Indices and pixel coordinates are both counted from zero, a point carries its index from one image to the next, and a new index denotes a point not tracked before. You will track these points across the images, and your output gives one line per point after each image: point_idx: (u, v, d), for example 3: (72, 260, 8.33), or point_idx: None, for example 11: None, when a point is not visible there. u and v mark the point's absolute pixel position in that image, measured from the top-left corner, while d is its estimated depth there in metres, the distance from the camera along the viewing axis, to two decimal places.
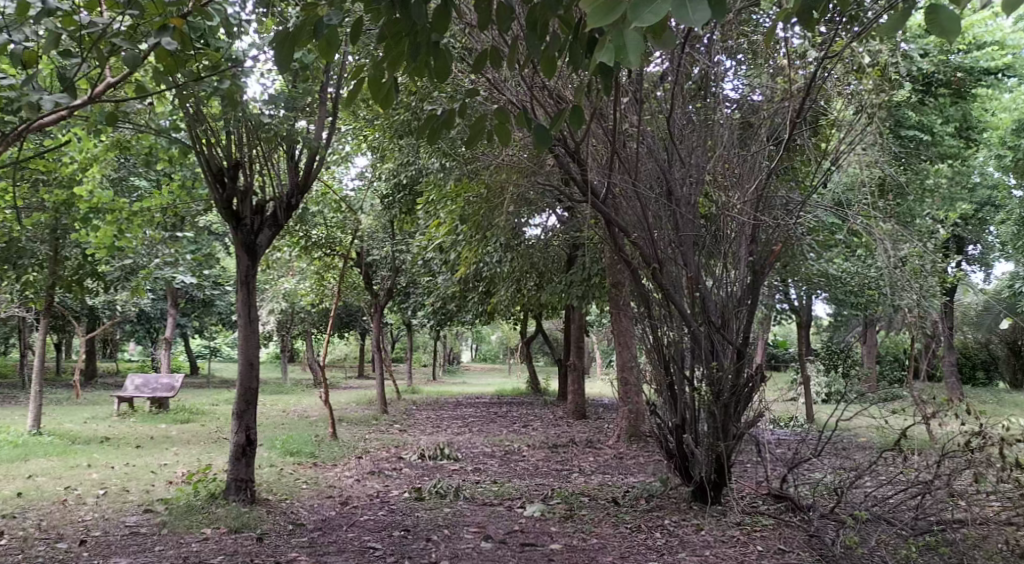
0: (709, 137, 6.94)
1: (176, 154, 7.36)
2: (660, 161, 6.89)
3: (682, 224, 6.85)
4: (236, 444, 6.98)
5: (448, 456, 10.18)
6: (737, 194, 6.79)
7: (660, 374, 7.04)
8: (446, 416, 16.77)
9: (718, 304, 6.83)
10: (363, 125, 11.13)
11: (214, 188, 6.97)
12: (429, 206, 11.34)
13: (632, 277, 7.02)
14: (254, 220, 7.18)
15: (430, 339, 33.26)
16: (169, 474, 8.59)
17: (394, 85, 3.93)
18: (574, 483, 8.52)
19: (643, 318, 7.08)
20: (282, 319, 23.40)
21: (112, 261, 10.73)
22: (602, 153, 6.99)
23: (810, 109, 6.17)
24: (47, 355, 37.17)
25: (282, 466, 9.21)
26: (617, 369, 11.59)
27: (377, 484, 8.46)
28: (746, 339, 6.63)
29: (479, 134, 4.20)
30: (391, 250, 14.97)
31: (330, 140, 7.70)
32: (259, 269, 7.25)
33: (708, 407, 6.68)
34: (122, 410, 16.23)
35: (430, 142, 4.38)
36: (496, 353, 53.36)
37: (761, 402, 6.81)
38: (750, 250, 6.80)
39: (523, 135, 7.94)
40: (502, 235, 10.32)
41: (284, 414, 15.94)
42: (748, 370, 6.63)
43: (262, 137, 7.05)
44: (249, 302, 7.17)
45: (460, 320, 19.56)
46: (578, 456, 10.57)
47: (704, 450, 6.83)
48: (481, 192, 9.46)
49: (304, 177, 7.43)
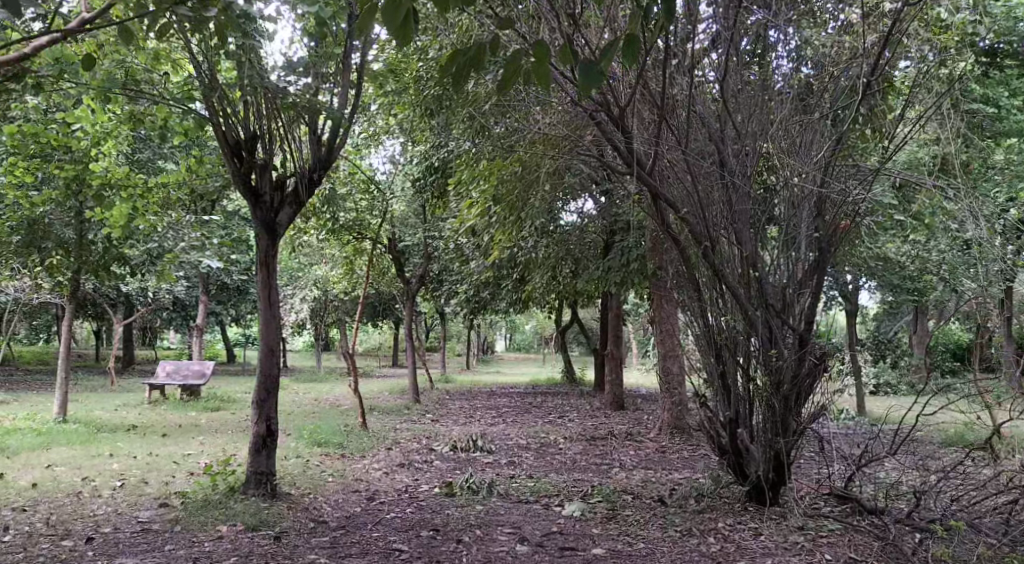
0: (765, 106, 6.35)
1: (193, 126, 6.93)
2: (712, 130, 6.33)
3: (737, 199, 6.26)
4: (256, 435, 6.56)
5: (481, 448, 9.69)
6: (799, 164, 6.17)
7: (711, 363, 6.48)
8: (481, 406, 16.33)
9: (777, 286, 6.23)
10: (392, 102, 10.68)
11: (231, 163, 6.52)
12: (460, 187, 10.85)
13: (681, 257, 6.46)
14: (275, 196, 6.73)
15: (464, 329, 32.87)
16: (190, 466, 8.21)
17: (412, 12, 3.53)
18: (616, 479, 7.98)
19: (693, 303, 6.51)
20: (315, 306, 23.17)
21: (136, 245, 10.43)
22: (648, 121, 6.41)
23: (885, 67, 5.58)
24: (86, 341, 37.62)
25: (309, 458, 8.83)
26: (658, 358, 11.02)
27: (406, 478, 8.00)
28: (808, 325, 6.03)
29: (513, 74, 3.75)
30: (423, 236, 14.51)
31: (354, 113, 7.23)
32: (280, 248, 6.80)
33: (766, 400, 6.09)
34: (153, 396, 16.03)
35: (459, 87, 3.99)
36: (530, 343, 52.89)
37: (824, 394, 6.21)
38: (814, 228, 6.20)
39: (560, 106, 7.39)
40: (538, 215, 9.80)
41: (315, 404, 15.62)
42: (811, 360, 6.03)
43: (282, 108, 6.61)
44: (270, 283, 6.73)
45: (495, 308, 19.10)
46: (618, 449, 10.03)
47: (760, 446, 6.27)
48: (516, 170, 8.93)
49: (328, 152, 6.98)
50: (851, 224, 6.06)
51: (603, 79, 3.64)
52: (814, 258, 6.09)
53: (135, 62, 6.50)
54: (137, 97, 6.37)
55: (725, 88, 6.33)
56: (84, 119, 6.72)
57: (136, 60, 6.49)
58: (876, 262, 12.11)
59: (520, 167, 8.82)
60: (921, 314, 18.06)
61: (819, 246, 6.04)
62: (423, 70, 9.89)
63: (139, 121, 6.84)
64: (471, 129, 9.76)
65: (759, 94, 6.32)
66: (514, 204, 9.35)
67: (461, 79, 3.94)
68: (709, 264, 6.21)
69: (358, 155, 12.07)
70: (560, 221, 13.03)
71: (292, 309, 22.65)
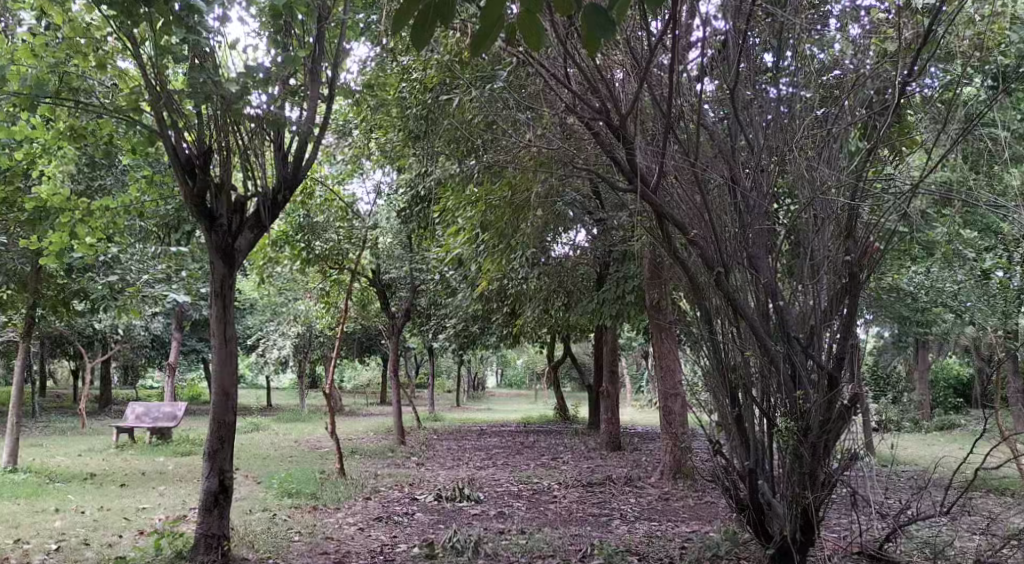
0: (785, 120, 5.68)
1: (141, 142, 6.20)
2: (722, 144, 5.66)
3: (751, 219, 5.58)
4: (207, 491, 5.78)
5: (468, 497, 8.83)
6: (822, 182, 5.51)
7: (726, 406, 5.73)
8: (469, 447, 15.52)
9: (800, 315, 5.48)
10: (373, 123, 10.03)
11: (183, 181, 5.77)
12: (445, 214, 10.17)
13: (692, 286, 5.74)
14: (233, 219, 5.96)
15: (455, 365, 31.98)
16: (141, 525, 7.35)
17: None
18: (617, 535, 7.20)
19: (705, 339, 5.77)
20: (297, 341, 22.27)
21: (94, 278, 9.66)
22: (653, 135, 5.75)
23: (924, 62, 4.96)
24: (61, 379, 36.42)
25: (276, 511, 8.01)
26: (658, 396, 10.28)
27: (383, 535, 7.19)
28: (839, 363, 5.27)
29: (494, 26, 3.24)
30: (410, 268, 13.81)
31: (326, 129, 6.53)
32: (239, 277, 6.04)
33: (792, 449, 5.29)
34: (121, 440, 15.06)
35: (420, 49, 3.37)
36: (522, 380, 51.98)
37: (855, 440, 5.41)
38: (842, 250, 5.47)
39: (552, 118, 6.73)
40: (529, 243, 9.07)
41: (294, 447, 14.73)
42: (843, 403, 5.23)
43: (243, 122, 5.90)
44: (225, 317, 5.96)
45: (484, 342, 18.32)
46: (617, 497, 9.25)
47: (784, 501, 5.46)
48: (505, 194, 8.26)
49: (295, 172, 6.25)
50: (887, 248, 5.31)
51: (609, 30, 3.32)
52: (844, 287, 5.34)
53: (74, 69, 5.82)
54: (73, 107, 5.67)
55: (738, 100, 5.67)
56: (19, 134, 6.00)
57: (73, 66, 5.79)
58: (885, 295, 11.54)
59: (509, 191, 8.14)
60: (923, 347, 17.55)
61: (850, 272, 5.26)
62: (405, 90, 9.28)
63: (80, 137, 6.12)
64: (458, 152, 9.12)
65: (773, 110, 5.64)
66: (503, 232, 8.69)
67: (423, 39, 3.30)
68: (722, 292, 5.49)
69: (338, 181, 11.38)
70: (554, 252, 12.26)
71: (274, 346, 21.84)
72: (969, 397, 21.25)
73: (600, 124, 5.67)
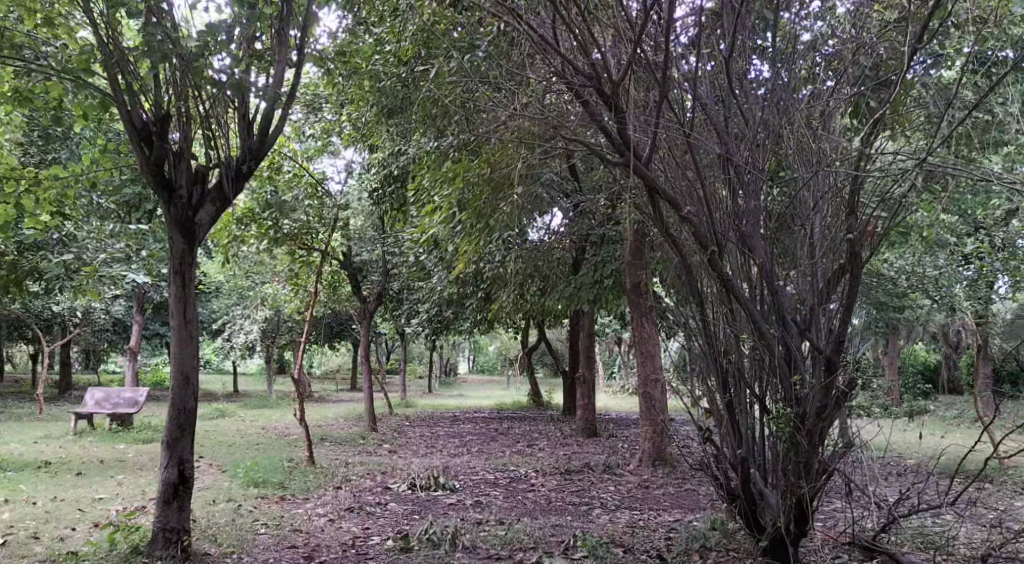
0: (784, 90, 5.38)
1: (93, 107, 5.76)
2: (715, 117, 5.37)
3: (745, 195, 5.29)
4: (165, 482, 5.41)
5: (444, 486, 8.53)
6: (819, 158, 5.25)
7: (717, 392, 5.45)
8: (442, 433, 15.21)
9: (796, 297, 5.21)
10: (344, 98, 9.60)
11: (138, 149, 5.35)
12: (419, 193, 9.79)
13: (683, 265, 5.44)
14: (192, 191, 5.56)
15: (427, 351, 31.60)
16: (96, 517, 6.93)
17: None
18: (599, 525, 6.95)
19: (697, 321, 5.49)
20: (265, 326, 21.73)
21: (49, 256, 9.15)
22: (644, 105, 5.44)
23: (933, 28, 4.70)
24: (19, 363, 35.44)
25: (242, 502, 7.64)
26: (639, 382, 10.02)
27: (354, 526, 6.85)
28: (837, 347, 5.01)
29: None
30: (382, 250, 13.42)
31: (295, 97, 6.16)
32: (199, 253, 5.63)
33: (788, 437, 5.02)
34: (80, 426, 14.51)
35: None
36: (494, 366, 51.71)
37: (852, 428, 5.15)
38: (841, 228, 5.19)
39: (534, 89, 6.40)
40: (507, 222, 8.75)
41: (261, 434, 14.30)
42: (841, 389, 4.97)
43: (205, 85, 5.50)
44: (184, 296, 5.55)
45: (457, 327, 17.98)
46: (596, 485, 9.00)
47: (777, 491, 5.19)
48: (483, 171, 7.92)
49: (261, 141, 5.87)
50: (889, 226, 5.04)
51: None
52: (844, 267, 5.07)
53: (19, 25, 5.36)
54: (19, 65, 5.24)
55: (732, 71, 5.38)
56: None
57: (20, 22, 5.35)
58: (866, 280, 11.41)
59: (488, 167, 7.80)
60: (895, 334, 17.62)
61: (850, 251, 4.98)
62: (379, 62, 8.86)
63: (26, 100, 5.66)
64: (433, 129, 8.75)
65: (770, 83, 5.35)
66: (481, 211, 8.35)
67: None
68: (715, 272, 5.20)
69: (307, 158, 10.93)
70: (529, 237, 12.17)
71: (241, 330, 21.31)
72: (936, 382, 21.50)
73: (588, 93, 5.36)
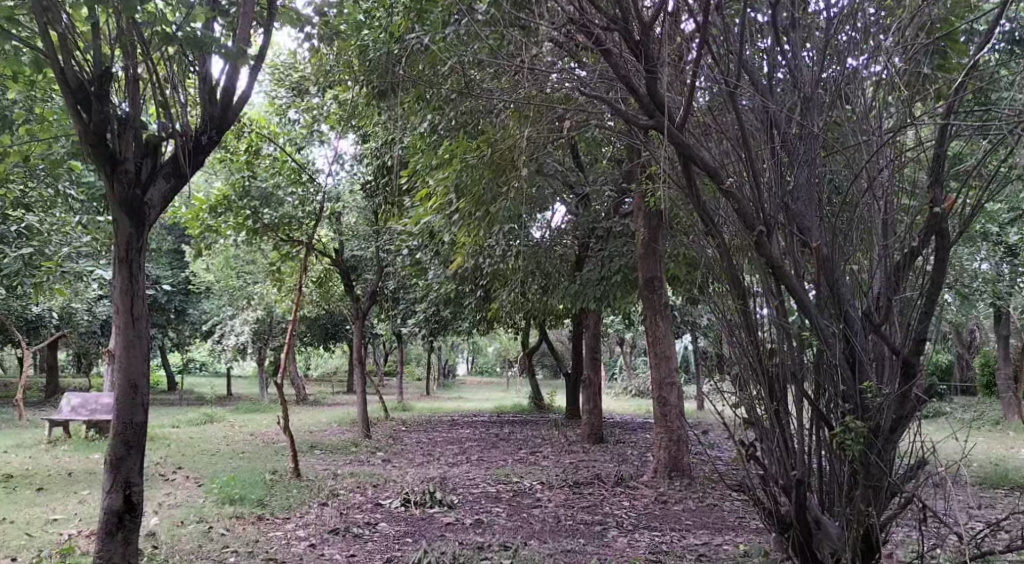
0: (842, 47, 4.47)
1: (23, 64, 4.96)
2: (758, 75, 4.57)
3: (795, 165, 4.48)
4: (107, 509, 4.71)
5: (440, 502, 7.67)
6: (883, 119, 4.40)
7: (764, 401, 4.59)
8: (440, 440, 14.36)
9: (858, 289, 4.38)
10: (329, 78, 8.68)
11: (74, 112, 4.57)
12: (414, 178, 8.93)
13: (721, 249, 4.59)
14: (141, 165, 4.81)
15: (425, 352, 30.72)
16: (44, 544, 6.08)
17: None
18: (616, 550, 6.11)
19: (737, 317, 4.66)
20: (256, 326, 20.82)
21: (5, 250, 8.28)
22: (676, 59, 4.64)
23: None
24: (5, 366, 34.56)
25: (213, 524, 6.77)
26: (653, 385, 9.16)
27: (338, 554, 5.98)
28: (915, 347, 4.15)
29: None
30: (375, 248, 12.61)
31: (261, 64, 5.40)
32: (150, 237, 4.88)
33: (857, 457, 4.15)
34: (55, 433, 13.64)
35: None
36: (493, 367, 51.03)
37: (928, 444, 4.27)
38: (914, 204, 4.32)
39: (538, 48, 5.62)
40: (508, 210, 7.91)
41: (248, 441, 13.44)
42: (917, 397, 4.14)
43: (156, 39, 4.75)
44: (130, 287, 4.79)
45: (456, 328, 17.12)
46: (607, 499, 8.16)
47: (837, 520, 4.32)
48: (482, 152, 7.10)
49: (222, 109, 5.15)
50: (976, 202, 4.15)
51: None
52: (921, 251, 4.20)
53: None
54: None
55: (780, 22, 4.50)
56: None
57: None
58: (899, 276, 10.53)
59: (487, 148, 6.97)
60: None
61: (932, 231, 4.10)
62: (367, 35, 7.94)
63: None
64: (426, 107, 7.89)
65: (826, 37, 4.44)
66: None
67: None
68: (764, 256, 4.36)
69: (290, 145, 10.07)
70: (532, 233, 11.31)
71: (230, 331, 20.48)
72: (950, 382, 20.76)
73: (611, 44, 4.57)
